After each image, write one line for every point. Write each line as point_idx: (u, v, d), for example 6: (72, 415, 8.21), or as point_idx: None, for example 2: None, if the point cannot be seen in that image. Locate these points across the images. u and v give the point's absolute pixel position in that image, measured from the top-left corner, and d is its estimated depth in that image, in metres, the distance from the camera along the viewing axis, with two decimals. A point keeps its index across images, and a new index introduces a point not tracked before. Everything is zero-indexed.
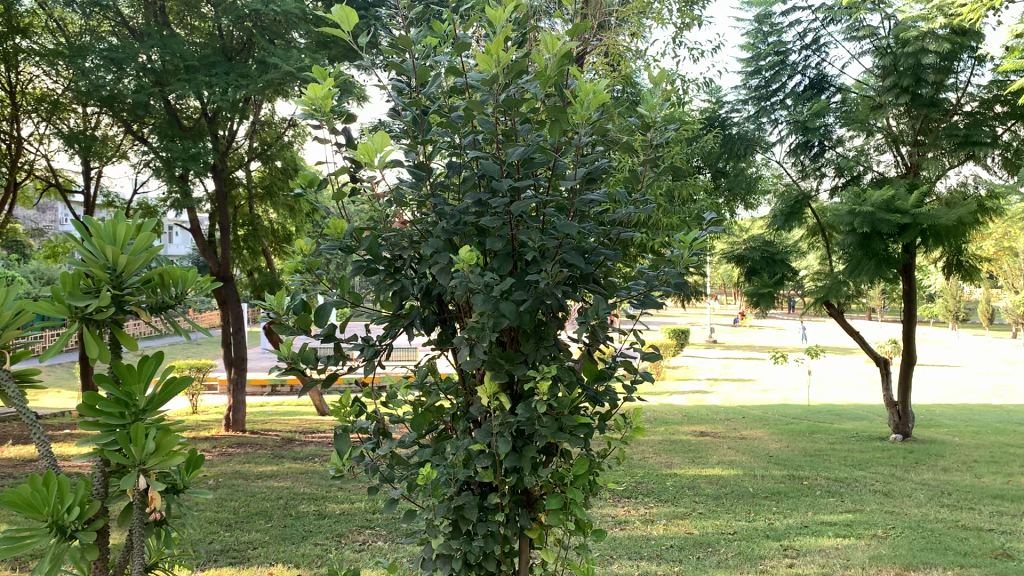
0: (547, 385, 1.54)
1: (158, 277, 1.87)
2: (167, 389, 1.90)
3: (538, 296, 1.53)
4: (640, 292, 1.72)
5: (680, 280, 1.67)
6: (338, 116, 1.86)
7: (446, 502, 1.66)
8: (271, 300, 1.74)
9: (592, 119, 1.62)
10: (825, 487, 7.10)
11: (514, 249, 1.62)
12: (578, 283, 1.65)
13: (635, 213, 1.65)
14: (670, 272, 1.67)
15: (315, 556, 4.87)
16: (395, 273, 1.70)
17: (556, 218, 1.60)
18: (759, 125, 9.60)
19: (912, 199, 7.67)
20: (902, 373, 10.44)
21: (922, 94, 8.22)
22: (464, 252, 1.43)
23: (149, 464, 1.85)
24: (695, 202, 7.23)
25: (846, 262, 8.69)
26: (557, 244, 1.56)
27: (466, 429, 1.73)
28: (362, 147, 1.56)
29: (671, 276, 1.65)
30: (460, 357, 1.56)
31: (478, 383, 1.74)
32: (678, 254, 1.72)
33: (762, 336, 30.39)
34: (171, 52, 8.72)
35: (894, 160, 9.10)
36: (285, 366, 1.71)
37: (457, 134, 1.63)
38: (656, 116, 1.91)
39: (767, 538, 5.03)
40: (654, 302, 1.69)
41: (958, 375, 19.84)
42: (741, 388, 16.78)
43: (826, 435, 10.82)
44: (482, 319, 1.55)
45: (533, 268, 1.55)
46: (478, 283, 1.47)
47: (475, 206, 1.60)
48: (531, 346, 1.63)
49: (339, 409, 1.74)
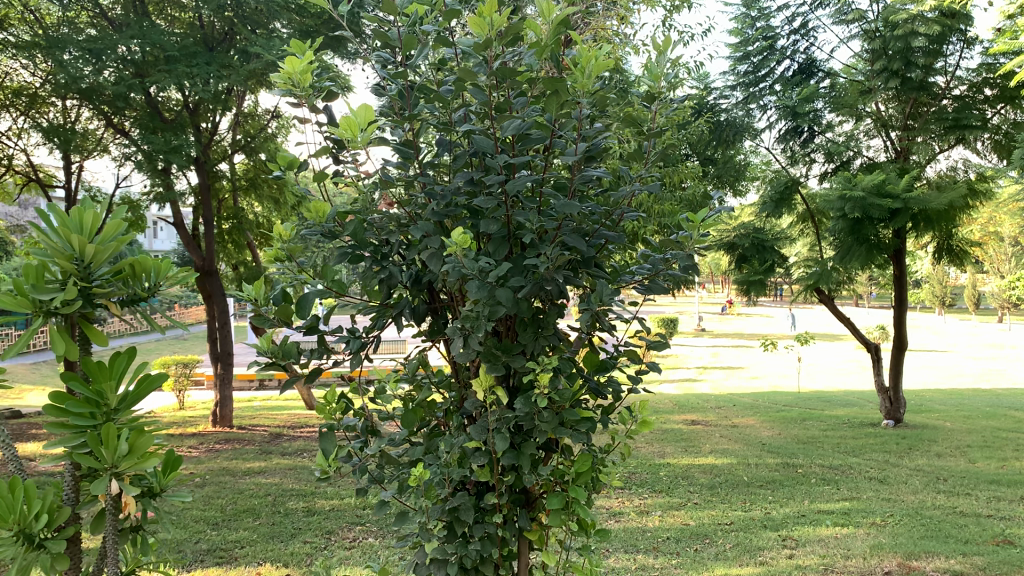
0: (548, 377, 1.43)
1: (129, 269, 1.72)
2: (141, 387, 1.77)
3: (538, 281, 1.42)
4: (646, 277, 1.61)
5: (689, 263, 1.56)
6: (320, 94, 1.73)
7: (440, 504, 1.55)
8: (249, 289, 1.63)
9: (593, 91, 1.51)
10: (820, 475, 7.03)
11: (509, 232, 1.51)
12: (579, 267, 1.53)
13: (639, 190, 1.54)
14: (679, 254, 1.55)
15: (304, 554, 4.75)
16: (381, 260, 1.58)
17: (555, 197, 1.49)
18: (748, 111, 9.45)
19: (903, 183, 7.60)
20: (893, 358, 10.40)
21: (911, 77, 8.13)
22: (456, 236, 1.31)
23: (121, 467, 1.74)
24: (685, 189, 7.13)
25: (837, 247, 8.60)
26: (557, 226, 1.46)
27: (460, 424, 1.63)
28: (343, 126, 1.44)
29: (679, 257, 1.53)
30: (454, 349, 1.45)
31: (473, 376, 1.63)
32: (688, 235, 1.59)
33: (752, 325, 30.38)
34: (151, 43, 8.53)
35: (883, 146, 9.00)
36: (265, 361, 1.60)
37: (447, 109, 1.51)
38: (663, 86, 1.80)
39: (765, 528, 4.96)
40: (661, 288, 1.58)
41: (946, 360, 19.86)
42: (731, 376, 16.75)
43: (818, 422, 10.77)
44: (477, 309, 1.43)
45: (532, 251, 1.44)
46: (471, 268, 1.36)
47: (469, 185, 1.49)
48: (529, 336, 1.51)
49: (324, 406, 1.61)
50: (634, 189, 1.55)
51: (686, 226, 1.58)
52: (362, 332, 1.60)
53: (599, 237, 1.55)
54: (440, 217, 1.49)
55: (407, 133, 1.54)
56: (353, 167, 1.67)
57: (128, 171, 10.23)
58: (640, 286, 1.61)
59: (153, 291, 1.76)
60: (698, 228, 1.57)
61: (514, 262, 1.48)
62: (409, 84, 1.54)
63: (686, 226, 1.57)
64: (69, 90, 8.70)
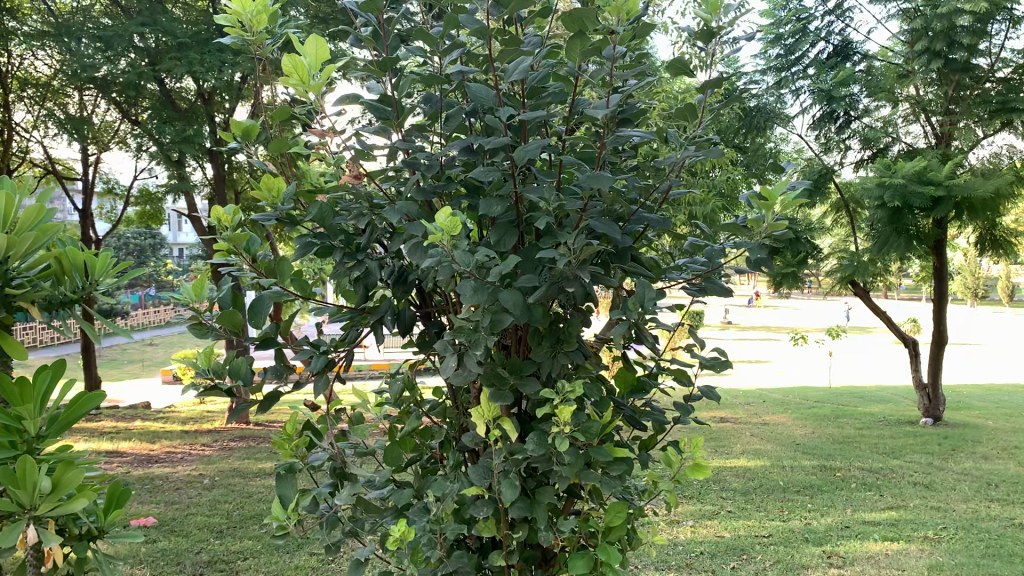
0: (572, 409, 1.06)
1: (57, 264, 1.27)
2: (71, 409, 1.31)
3: (556, 281, 1.05)
4: (699, 275, 1.22)
5: (761, 255, 1.16)
6: (279, 43, 1.37)
7: (431, 568, 1.19)
8: (187, 289, 1.26)
9: (630, 25, 1.14)
10: (861, 480, 6.61)
11: (519, 216, 1.14)
12: (612, 262, 1.16)
13: (693, 159, 1.14)
14: (748, 245, 1.15)
15: (310, 568, 4.42)
16: (357, 254, 1.24)
17: (580, 170, 1.13)
18: (780, 96, 8.88)
19: (947, 169, 7.08)
20: (932, 354, 9.88)
21: (955, 58, 7.66)
22: (443, 221, 0.94)
23: (42, 512, 1.24)
24: (718, 178, 6.72)
25: (874, 238, 8.10)
26: (581, 206, 1.09)
27: (458, 463, 1.28)
28: (289, 69, 1.02)
29: (747, 247, 1.14)
30: (446, 374, 1.08)
31: (474, 401, 1.27)
32: (760, 216, 1.15)
33: (782, 317, 29.75)
34: (163, 31, 8.21)
35: (923, 131, 8.52)
36: (207, 384, 1.24)
37: (438, 52, 1.15)
38: (721, 20, 1.43)
39: (807, 542, 4.57)
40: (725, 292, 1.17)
41: (984, 354, 19.20)
42: (760, 370, 16.27)
43: (851, 420, 10.30)
44: (474, 317, 1.07)
45: (549, 240, 1.08)
46: (466, 263, 0.99)
47: (467, 154, 1.13)
48: (544, 351, 1.14)
49: (284, 440, 1.25)
50: (692, 156, 1.15)
51: (758, 204, 1.14)
52: (330, 348, 1.24)
53: (639, 219, 1.16)
54: (428, 196, 1.12)
55: (385, 83, 1.17)
56: (324, 131, 1.30)
57: (145, 163, 9.98)
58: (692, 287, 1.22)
59: (85, 293, 1.29)
60: (774, 207, 1.13)
61: (529, 259, 1.11)
62: (385, 21, 1.17)
63: (760, 204, 1.14)
64: (80, 80, 8.43)
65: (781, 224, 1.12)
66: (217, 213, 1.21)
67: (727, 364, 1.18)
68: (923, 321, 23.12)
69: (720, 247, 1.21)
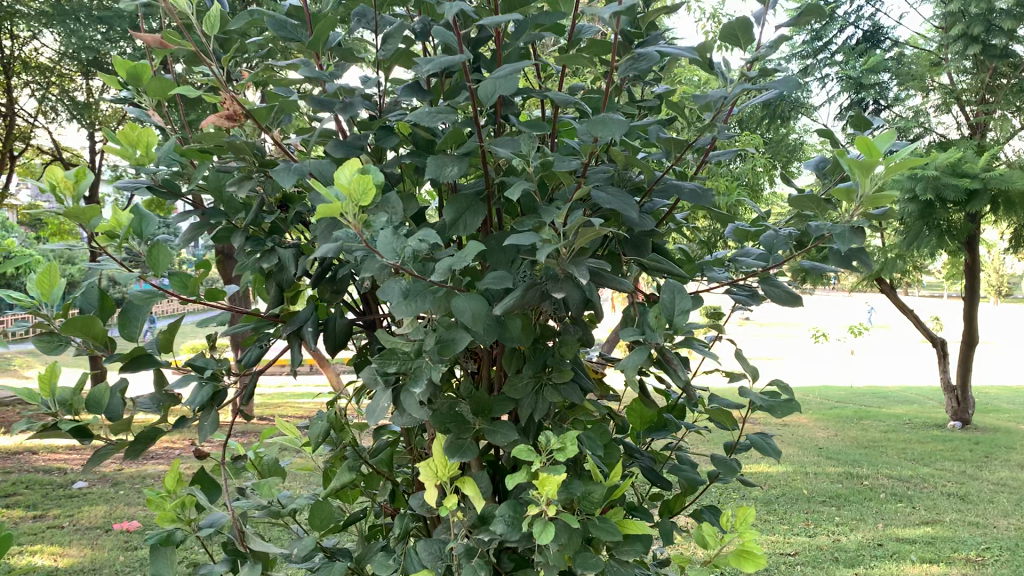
0: (561, 478, 0.68)
1: None
2: None
3: (536, 283, 0.67)
4: (750, 274, 0.84)
5: (854, 246, 0.76)
6: None
7: None
8: (32, 286, 0.89)
9: None
10: (890, 489, 6.19)
11: (492, 186, 0.78)
12: (625, 257, 0.78)
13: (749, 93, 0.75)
14: (834, 229, 0.76)
15: None
16: (267, 241, 0.88)
17: (574, 113, 0.76)
18: (805, 84, 8.37)
19: (983, 160, 6.22)
20: (962, 354, 9.40)
21: (993, 45, 6.59)
22: (347, 183, 0.57)
23: None
24: (741, 166, 6.24)
25: (902, 233, 7.54)
26: (574, 167, 0.72)
27: (408, 530, 0.92)
28: None
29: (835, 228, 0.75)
30: (376, 419, 0.72)
31: (428, 448, 0.91)
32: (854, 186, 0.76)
33: (800, 312, 29.17)
34: None
35: (955, 122, 7.54)
36: (53, 420, 0.87)
37: None
38: None
39: (838, 562, 4.17)
40: (792, 300, 0.79)
41: (1011, 354, 18.58)
42: (779, 367, 15.77)
43: (875, 422, 9.79)
44: (418, 336, 0.71)
45: (529, 220, 0.71)
46: (391, 255, 0.63)
47: (414, 95, 0.77)
48: (523, 384, 0.78)
49: (162, 498, 0.89)
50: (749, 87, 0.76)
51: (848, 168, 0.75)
52: (221, 372, 0.88)
53: (671, 191, 0.78)
54: (352, 154, 0.75)
55: None
56: (217, 71, 0.85)
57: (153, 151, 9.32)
58: (740, 292, 0.85)
59: None
60: (875, 172, 0.74)
61: (502, 248, 0.75)
62: None
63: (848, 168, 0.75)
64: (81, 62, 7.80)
65: (888, 195, 0.72)
66: (54, 176, 0.82)
67: (795, 406, 0.80)
68: (947, 320, 22.47)
69: (787, 234, 0.84)
